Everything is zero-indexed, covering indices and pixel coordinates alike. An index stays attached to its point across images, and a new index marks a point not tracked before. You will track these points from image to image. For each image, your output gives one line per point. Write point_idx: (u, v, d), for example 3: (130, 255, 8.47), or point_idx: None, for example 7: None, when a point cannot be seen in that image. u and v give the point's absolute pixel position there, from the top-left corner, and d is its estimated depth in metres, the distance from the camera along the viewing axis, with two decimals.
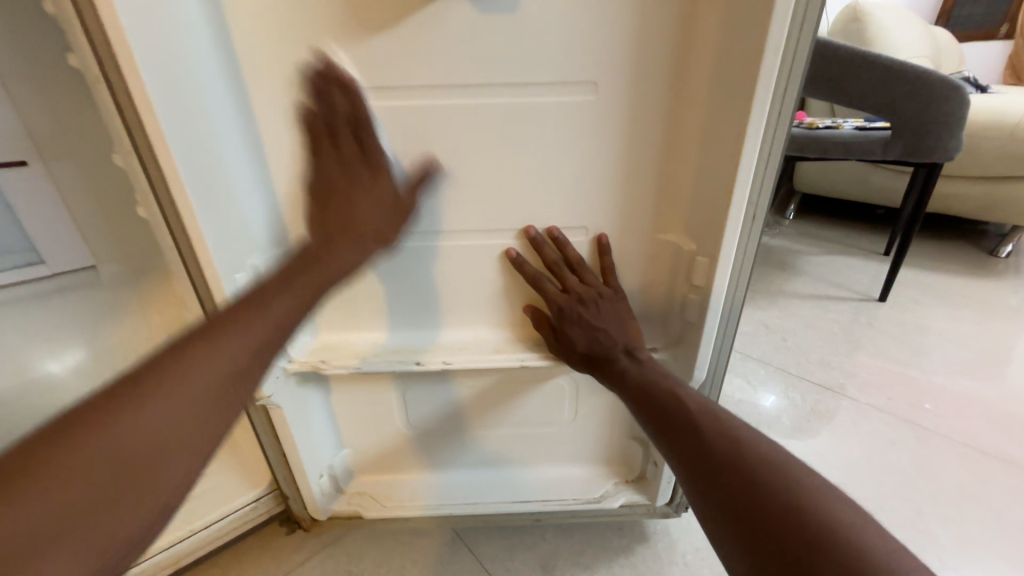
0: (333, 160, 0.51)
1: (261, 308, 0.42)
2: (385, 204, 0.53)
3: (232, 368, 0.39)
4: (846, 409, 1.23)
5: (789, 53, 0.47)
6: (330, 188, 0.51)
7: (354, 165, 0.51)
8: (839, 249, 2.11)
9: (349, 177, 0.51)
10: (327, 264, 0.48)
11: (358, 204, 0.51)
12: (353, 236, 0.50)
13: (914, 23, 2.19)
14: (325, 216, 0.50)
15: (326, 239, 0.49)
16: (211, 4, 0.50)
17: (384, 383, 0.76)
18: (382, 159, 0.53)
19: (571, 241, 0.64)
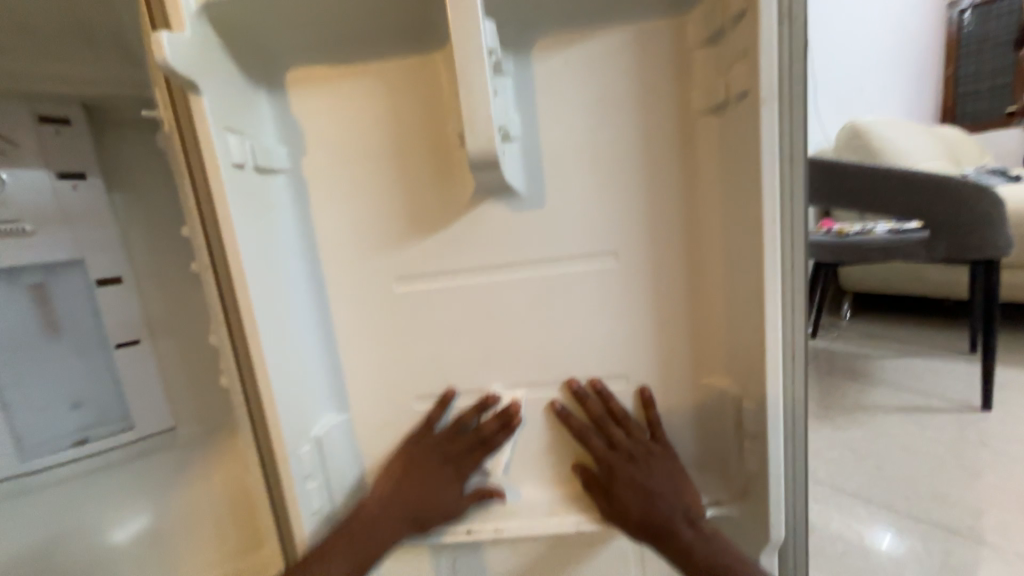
0: (445, 452, 0.65)
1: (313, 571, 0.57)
2: (443, 512, 0.64)
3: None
4: (989, 561, 0.99)
5: (787, 220, 0.52)
6: (421, 471, 0.64)
7: (457, 467, 0.65)
8: (914, 351, 1.93)
9: (443, 472, 0.64)
10: (371, 527, 0.61)
11: (432, 496, 0.63)
12: (399, 510, 0.62)
13: (919, 131, 2.32)
14: (396, 489, 0.63)
15: (375, 507, 0.62)
16: (304, 223, 0.63)
17: (437, 551, 0.72)
18: (472, 466, 0.65)
19: (615, 394, 0.66)
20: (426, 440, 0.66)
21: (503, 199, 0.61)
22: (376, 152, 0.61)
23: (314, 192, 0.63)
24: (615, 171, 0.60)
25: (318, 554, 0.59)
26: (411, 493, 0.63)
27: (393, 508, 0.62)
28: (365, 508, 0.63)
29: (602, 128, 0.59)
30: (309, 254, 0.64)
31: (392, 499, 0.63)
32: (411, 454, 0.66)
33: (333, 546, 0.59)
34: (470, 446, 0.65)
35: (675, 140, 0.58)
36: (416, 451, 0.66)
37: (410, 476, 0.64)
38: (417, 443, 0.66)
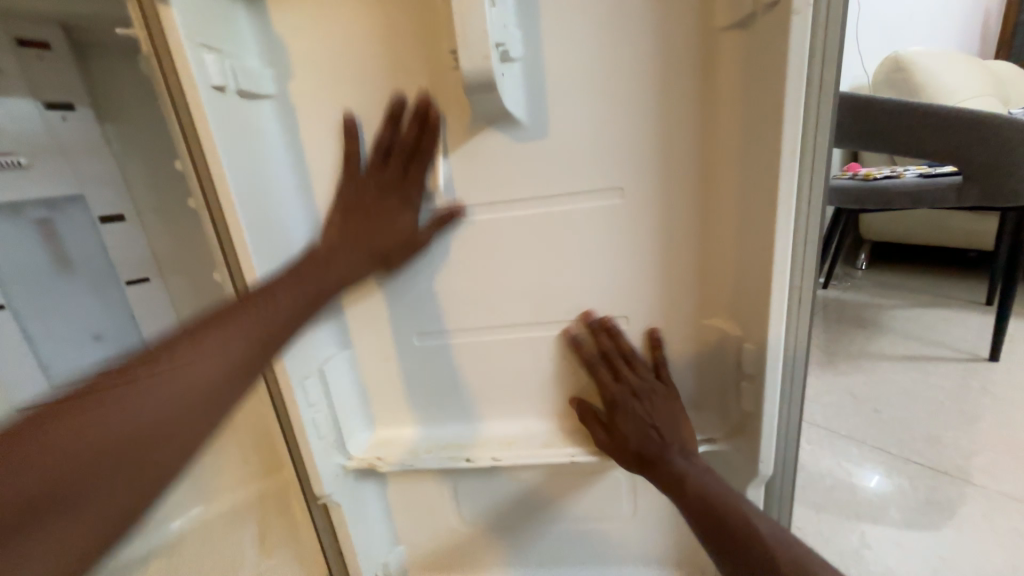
0: (382, 181, 0.58)
1: (260, 310, 0.52)
2: (401, 240, 0.60)
3: (240, 341, 0.49)
4: (972, 499, 1.03)
5: (808, 150, 0.48)
6: (364, 209, 0.58)
7: (394, 188, 0.58)
8: (929, 302, 1.90)
9: (390, 197, 0.58)
10: (324, 261, 0.58)
11: (387, 226, 0.59)
12: (355, 247, 0.59)
13: (969, 63, 2.11)
14: (347, 225, 0.59)
15: (328, 247, 0.58)
16: (294, 153, 0.60)
17: (439, 476, 0.77)
18: (417, 190, 0.59)
19: (626, 330, 0.65)
20: (359, 179, 0.58)
21: (503, 128, 0.57)
22: (368, 76, 0.57)
23: (303, 120, 0.59)
24: (624, 96, 0.55)
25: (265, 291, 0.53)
26: (363, 227, 0.58)
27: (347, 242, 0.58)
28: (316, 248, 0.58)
29: (614, 48, 0.54)
30: (303, 187, 0.62)
31: (345, 237, 0.58)
32: (344, 199, 0.59)
33: (285, 289, 0.55)
34: (402, 164, 0.57)
35: (692, 59, 0.53)
36: (350, 190, 0.58)
37: (352, 215, 0.59)
38: (348, 181, 0.58)
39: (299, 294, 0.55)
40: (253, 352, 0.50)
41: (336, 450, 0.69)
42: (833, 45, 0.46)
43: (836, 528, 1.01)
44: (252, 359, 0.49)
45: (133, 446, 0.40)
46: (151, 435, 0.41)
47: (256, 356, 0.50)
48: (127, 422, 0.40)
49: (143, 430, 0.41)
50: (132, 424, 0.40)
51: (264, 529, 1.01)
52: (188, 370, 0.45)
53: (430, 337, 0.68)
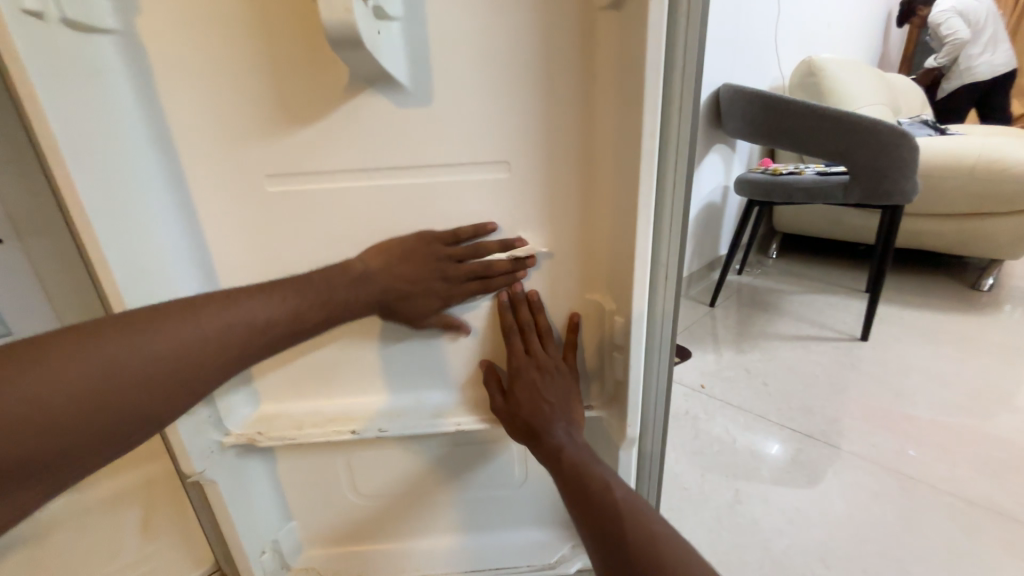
0: (446, 271, 0.61)
1: (261, 299, 0.53)
2: (411, 314, 0.63)
3: (221, 340, 0.49)
4: (829, 459, 1.19)
5: (673, 138, 0.54)
6: (414, 273, 0.60)
7: (449, 288, 0.62)
8: (820, 288, 2.12)
9: (431, 290, 0.61)
10: (351, 293, 0.58)
11: (411, 297, 0.61)
12: (377, 288, 0.59)
13: (870, 73, 2.32)
14: (391, 270, 0.59)
15: (359, 271, 0.58)
16: (147, 101, 0.54)
17: (330, 451, 0.75)
18: (458, 299, 0.63)
19: (544, 305, 0.66)
20: (433, 246, 0.60)
21: (386, 91, 0.55)
22: (232, 19, 0.52)
23: (157, 60, 0.53)
24: (510, 67, 0.55)
25: (283, 288, 0.54)
26: (399, 282, 0.60)
27: (375, 287, 0.59)
28: (350, 268, 0.58)
29: (498, 16, 0.53)
30: (163, 140, 0.56)
31: (382, 273, 0.59)
32: (409, 247, 0.60)
33: (306, 290, 0.55)
34: (468, 275, 0.62)
35: (573, 36, 0.54)
36: (422, 246, 0.60)
37: (404, 268, 0.60)
38: (424, 242, 0.60)
39: (307, 308, 0.55)
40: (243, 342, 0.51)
41: (211, 426, 0.65)
42: (691, 45, 0.50)
43: (718, 487, 1.12)
44: (225, 359, 0.50)
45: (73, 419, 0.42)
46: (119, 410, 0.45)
47: (234, 358, 0.50)
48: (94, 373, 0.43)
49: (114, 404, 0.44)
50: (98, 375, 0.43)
51: (150, 511, 0.94)
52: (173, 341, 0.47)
53: None
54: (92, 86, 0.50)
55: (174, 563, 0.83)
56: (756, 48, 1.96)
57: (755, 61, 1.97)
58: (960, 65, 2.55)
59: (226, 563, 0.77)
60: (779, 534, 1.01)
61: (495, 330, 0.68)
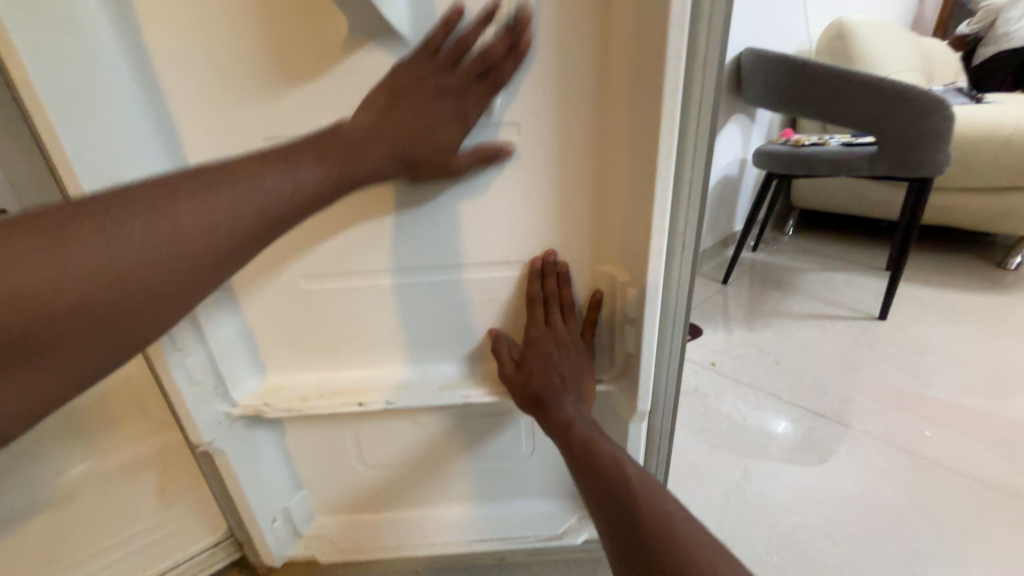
0: (444, 82, 0.50)
1: (260, 168, 0.48)
2: (435, 155, 0.53)
3: (220, 218, 0.47)
4: (839, 438, 1.17)
5: (696, 97, 0.49)
6: (419, 104, 0.51)
7: (463, 104, 0.51)
8: (838, 266, 2.06)
9: (446, 120, 0.52)
10: (348, 151, 0.50)
11: (427, 137, 0.52)
12: (384, 139, 0.51)
13: (904, 36, 2.18)
14: (388, 117, 0.51)
15: (359, 124, 0.51)
16: (136, 58, 0.51)
17: (336, 423, 0.75)
18: (478, 111, 0.52)
19: (571, 281, 0.64)
20: (421, 75, 0.50)
21: (387, 46, 0.51)
22: None
23: (143, 13, 0.50)
24: (520, 17, 0.50)
25: (284, 156, 0.49)
26: (405, 121, 0.51)
27: (381, 133, 0.51)
28: (348, 125, 0.51)
29: None
30: (154, 100, 0.53)
31: (385, 122, 0.51)
32: (400, 83, 0.51)
33: (304, 150, 0.50)
34: (474, 76, 0.51)
35: None
36: (407, 74, 0.50)
37: (403, 107, 0.51)
38: (413, 66, 0.50)
39: (312, 174, 0.50)
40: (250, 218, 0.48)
41: (216, 396, 0.65)
42: None
43: (725, 463, 1.12)
44: (226, 238, 0.48)
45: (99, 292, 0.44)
46: (133, 290, 0.46)
47: (245, 231, 0.49)
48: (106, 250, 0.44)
49: (127, 284, 0.45)
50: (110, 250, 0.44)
51: (164, 479, 0.96)
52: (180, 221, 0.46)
53: (319, 280, 0.64)
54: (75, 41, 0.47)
55: (188, 527, 0.85)
56: (783, 8, 1.84)
57: (780, 23, 1.85)
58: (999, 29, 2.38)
59: (237, 529, 0.79)
60: (785, 510, 1.00)
61: (512, 305, 0.67)
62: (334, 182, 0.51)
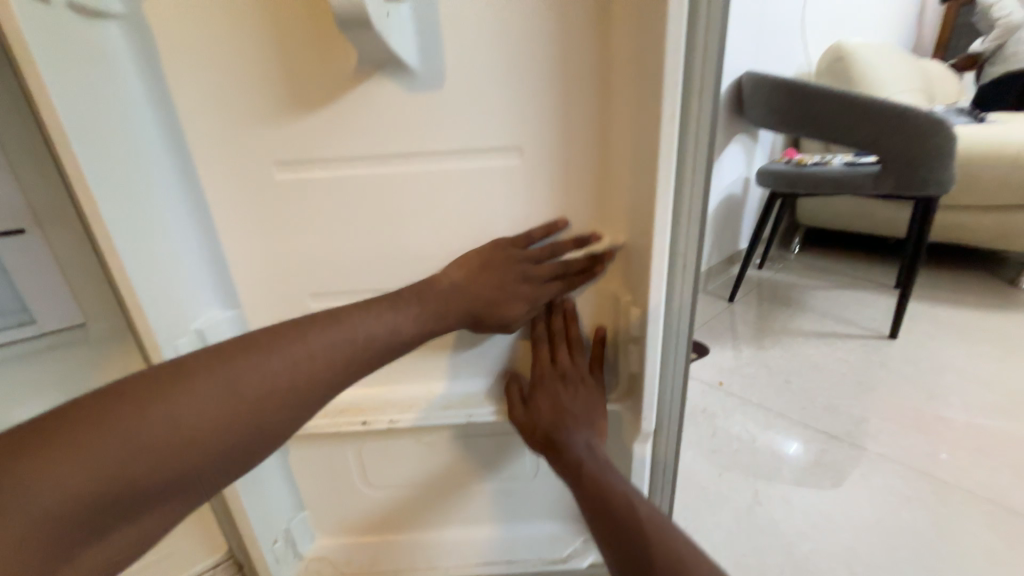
0: (527, 273, 0.58)
1: (361, 317, 0.51)
2: (500, 321, 0.60)
3: (322, 363, 0.47)
4: (855, 461, 1.14)
5: (694, 121, 0.50)
6: (500, 275, 0.58)
7: (533, 286, 0.59)
8: (846, 284, 2.04)
9: (518, 292, 0.58)
10: (440, 304, 0.55)
11: (499, 300, 0.58)
12: (466, 304, 0.57)
13: (903, 58, 2.21)
14: (473, 285, 0.57)
15: (447, 285, 0.56)
16: (156, 89, 0.53)
17: (339, 443, 0.75)
18: (545, 297, 0.60)
19: (579, 318, 0.66)
20: (506, 251, 0.58)
21: (395, 76, 0.53)
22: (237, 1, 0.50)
23: (165, 47, 0.52)
24: (523, 47, 0.52)
25: (382, 302, 0.53)
26: (485, 288, 0.57)
27: (461, 295, 0.56)
28: (439, 280, 0.56)
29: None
30: (172, 127, 0.55)
31: (468, 283, 0.57)
32: (488, 254, 0.58)
33: (401, 298, 0.54)
34: (551, 273, 0.59)
35: (589, 14, 0.51)
36: (499, 251, 0.58)
37: (486, 273, 0.57)
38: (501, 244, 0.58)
39: (407, 322, 0.53)
40: (351, 361, 0.49)
41: None
42: (716, 20, 0.47)
43: (736, 486, 1.09)
44: (327, 384, 0.48)
45: (193, 451, 0.42)
46: (231, 436, 0.43)
47: (344, 376, 0.49)
48: (208, 405, 0.42)
49: (228, 432, 0.43)
50: (213, 406, 0.43)
51: None
52: (285, 365, 0.46)
53: (325, 299, 0.65)
54: (99, 74, 0.49)
55: (187, 548, 0.84)
56: (782, 32, 1.88)
57: (780, 47, 1.89)
58: (1006, 51, 2.34)
59: (239, 550, 0.78)
60: (800, 537, 0.97)
61: (523, 340, 0.68)
62: (424, 336, 0.54)
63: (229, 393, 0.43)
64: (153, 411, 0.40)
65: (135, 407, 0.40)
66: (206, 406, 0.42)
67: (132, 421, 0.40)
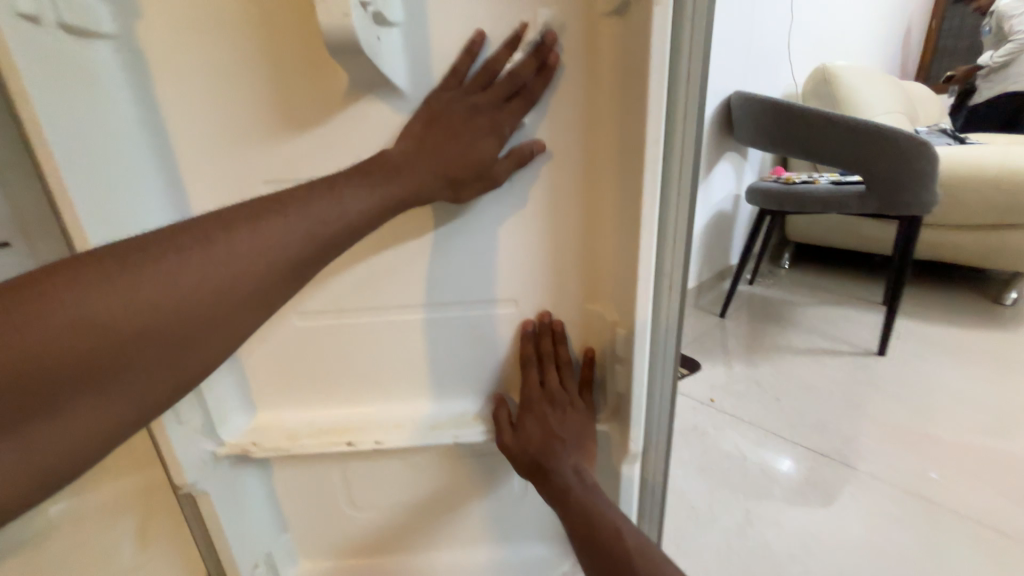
0: (479, 106, 0.52)
1: (301, 200, 0.48)
2: (477, 168, 0.53)
3: (286, 241, 0.47)
4: (845, 480, 1.14)
5: (678, 146, 0.52)
6: (450, 122, 0.52)
7: (494, 120, 0.52)
8: (835, 300, 2.07)
9: (483, 133, 0.52)
10: (393, 175, 0.51)
11: (465, 151, 0.52)
12: (427, 164, 0.52)
13: (887, 80, 2.28)
14: (423, 141, 0.52)
15: (399, 155, 0.52)
16: (146, 107, 0.53)
17: (324, 463, 0.73)
18: (512, 123, 0.53)
19: (567, 339, 0.66)
20: (451, 97, 0.52)
21: (385, 98, 0.54)
22: (229, 22, 0.51)
23: (156, 67, 0.52)
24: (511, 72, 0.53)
25: (329, 183, 0.50)
26: (442, 143, 0.53)
27: (416, 159, 0.52)
28: (388, 151, 0.52)
29: (500, 24, 0.51)
30: (160, 145, 0.55)
31: (422, 147, 0.52)
32: (433, 112, 0.52)
33: (346, 176, 0.50)
34: (505, 95, 0.52)
35: (577, 41, 0.52)
36: (441, 105, 0.52)
37: (436, 132, 0.52)
38: (444, 90, 0.52)
39: (356, 202, 0.50)
40: (296, 245, 0.48)
41: (203, 435, 0.64)
42: (699, 49, 0.48)
43: (727, 505, 1.08)
44: (271, 270, 0.47)
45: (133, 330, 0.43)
46: (175, 317, 0.45)
47: (291, 265, 0.48)
48: (143, 287, 0.43)
49: (172, 313, 0.44)
50: (148, 287, 0.43)
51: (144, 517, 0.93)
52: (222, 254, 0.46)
53: (311, 318, 0.64)
54: (87, 91, 0.49)
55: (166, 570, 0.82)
56: (770, 55, 1.93)
57: (768, 69, 1.95)
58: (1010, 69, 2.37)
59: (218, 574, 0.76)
60: (791, 558, 0.96)
61: (512, 361, 0.68)
62: (390, 205, 0.51)
63: (163, 277, 0.44)
64: (87, 296, 0.41)
65: (65, 289, 0.41)
66: (141, 286, 0.43)
67: (102, 294, 0.41)
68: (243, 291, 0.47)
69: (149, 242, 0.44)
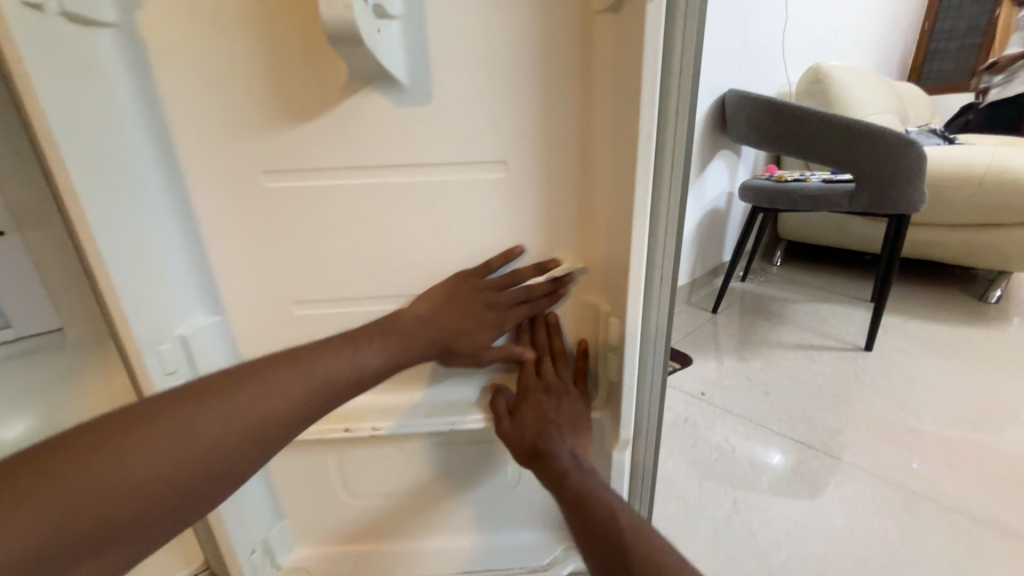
0: (491, 301, 0.61)
1: (319, 353, 0.51)
2: (472, 351, 0.63)
3: (290, 402, 0.47)
4: (830, 471, 1.17)
5: (671, 140, 0.53)
6: (467, 308, 0.60)
7: (496, 314, 0.62)
8: (824, 297, 2.10)
9: (485, 327, 0.62)
10: (406, 338, 0.56)
11: (467, 334, 0.61)
12: (436, 345, 0.59)
13: (879, 81, 2.31)
14: (439, 321, 0.59)
15: (412, 316, 0.58)
16: (145, 95, 0.54)
17: (322, 450, 0.75)
18: (512, 323, 0.63)
19: (561, 330, 0.68)
20: (467, 281, 0.61)
21: (384, 89, 0.55)
22: (229, 11, 0.51)
23: (156, 56, 0.53)
24: (508, 66, 0.54)
25: (349, 341, 0.53)
26: (450, 321, 0.60)
27: (428, 333, 0.58)
28: (405, 313, 0.58)
29: (498, 18, 0.52)
30: (160, 133, 0.56)
31: (433, 316, 0.59)
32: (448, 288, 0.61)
33: (366, 331, 0.55)
34: (513, 300, 0.62)
35: (574, 36, 0.53)
36: (462, 284, 0.61)
37: (451, 306, 0.60)
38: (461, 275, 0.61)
39: (371, 357, 0.53)
40: (316, 398, 0.49)
41: None
42: (691, 46, 0.50)
43: (716, 495, 1.11)
44: (288, 421, 0.47)
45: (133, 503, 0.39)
46: (183, 479, 0.42)
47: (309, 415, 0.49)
48: (161, 447, 0.41)
49: (180, 475, 0.41)
50: (168, 446, 0.41)
51: None
52: (240, 405, 0.45)
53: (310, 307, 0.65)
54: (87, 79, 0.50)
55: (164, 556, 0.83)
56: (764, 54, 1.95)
57: (762, 68, 1.97)
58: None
59: (217, 560, 0.77)
60: (776, 545, 0.99)
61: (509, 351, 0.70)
62: (395, 370, 0.56)
63: (178, 435, 0.42)
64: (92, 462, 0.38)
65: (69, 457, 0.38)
66: (157, 447, 0.41)
67: (104, 459, 0.39)
68: (260, 446, 0.46)
69: (167, 401, 0.43)
